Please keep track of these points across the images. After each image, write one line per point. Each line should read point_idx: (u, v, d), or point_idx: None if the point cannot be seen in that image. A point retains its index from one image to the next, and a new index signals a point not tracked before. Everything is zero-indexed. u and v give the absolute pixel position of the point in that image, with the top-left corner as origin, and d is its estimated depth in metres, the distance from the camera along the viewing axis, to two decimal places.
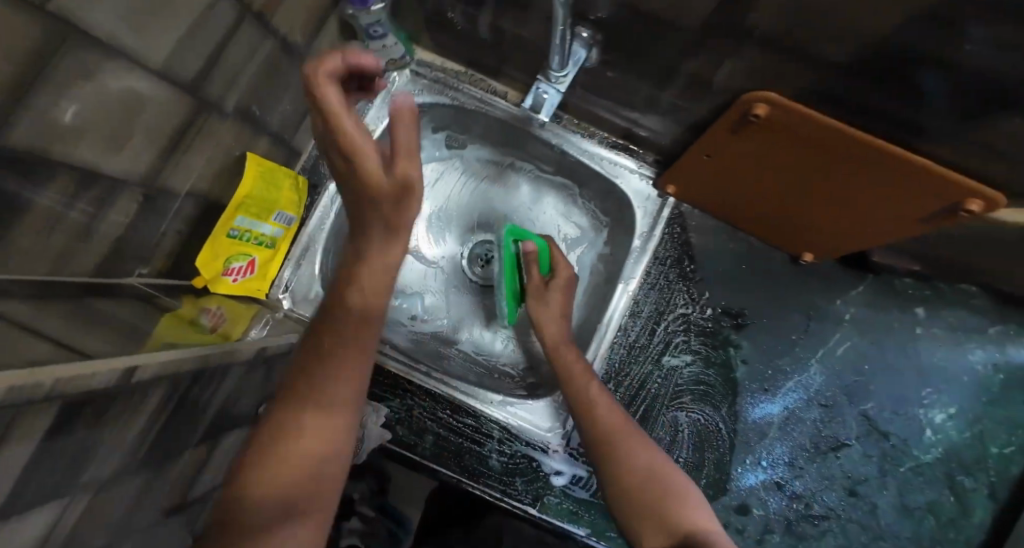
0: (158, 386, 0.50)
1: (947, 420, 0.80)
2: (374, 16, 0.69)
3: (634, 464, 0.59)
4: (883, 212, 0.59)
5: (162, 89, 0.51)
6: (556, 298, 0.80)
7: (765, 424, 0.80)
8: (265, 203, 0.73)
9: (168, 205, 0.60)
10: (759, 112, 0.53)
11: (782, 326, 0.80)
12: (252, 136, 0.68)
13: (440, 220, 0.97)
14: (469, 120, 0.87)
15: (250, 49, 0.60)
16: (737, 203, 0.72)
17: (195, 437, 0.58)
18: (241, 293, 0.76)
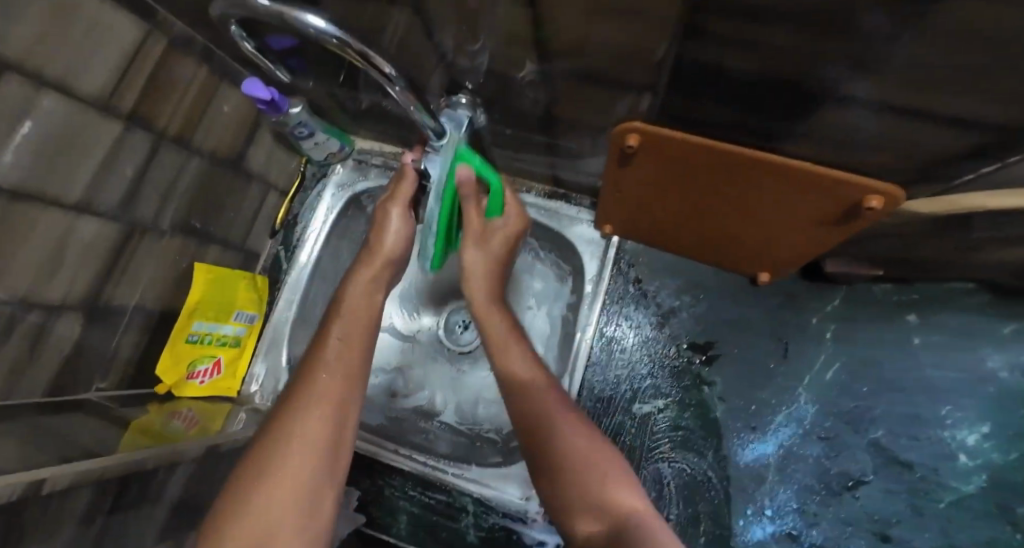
0: (86, 494, 0.53)
1: (982, 441, 0.69)
2: (294, 119, 0.74)
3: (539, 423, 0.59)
4: (799, 222, 0.54)
5: (86, 221, 0.58)
6: (501, 242, 0.66)
7: (761, 467, 0.71)
8: (220, 306, 0.78)
9: (115, 321, 0.66)
10: (630, 143, 0.52)
11: (756, 354, 0.73)
12: (198, 246, 0.75)
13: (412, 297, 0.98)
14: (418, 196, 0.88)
15: (175, 172, 0.67)
16: (669, 233, 0.69)
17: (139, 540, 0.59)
18: (209, 394, 0.80)
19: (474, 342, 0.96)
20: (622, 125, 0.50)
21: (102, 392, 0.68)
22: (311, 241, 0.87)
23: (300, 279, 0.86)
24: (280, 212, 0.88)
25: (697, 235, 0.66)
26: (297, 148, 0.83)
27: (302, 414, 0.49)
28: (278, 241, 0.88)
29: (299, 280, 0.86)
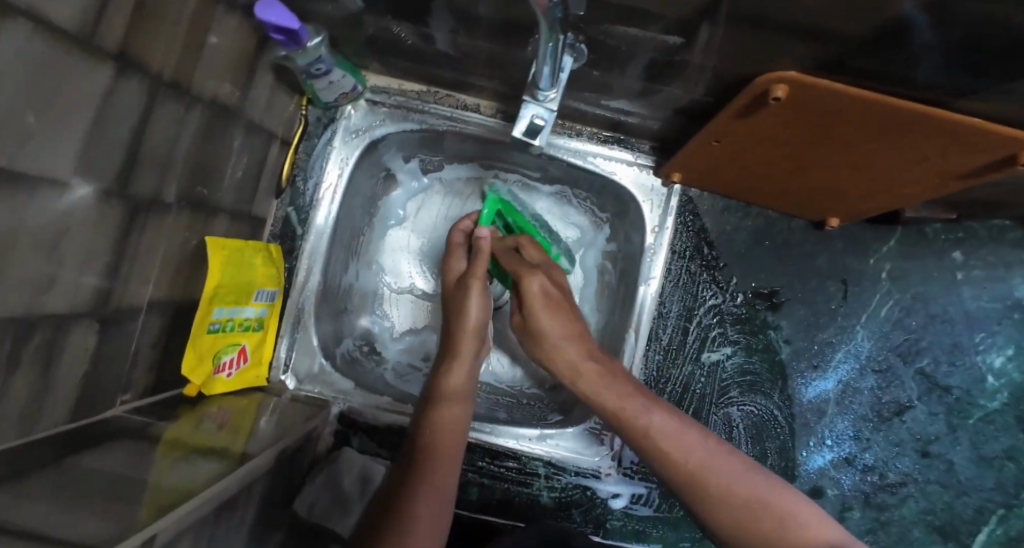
0: (182, 542, 0.43)
1: (1006, 363, 0.75)
2: (312, 53, 0.59)
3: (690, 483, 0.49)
4: (918, 173, 0.54)
5: (91, 204, 0.43)
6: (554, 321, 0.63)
7: (822, 402, 0.75)
8: (240, 285, 0.66)
9: (128, 329, 0.53)
10: (781, 93, 0.46)
11: (819, 297, 0.73)
12: (207, 221, 0.60)
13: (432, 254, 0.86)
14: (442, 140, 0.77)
15: (180, 124, 0.51)
16: (749, 180, 0.66)
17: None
18: (239, 386, 0.70)
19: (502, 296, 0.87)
20: (776, 75, 0.45)
21: (126, 405, 0.57)
22: (330, 200, 0.73)
23: (321, 246, 0.74)
24: (284, 167, 0.72)
25: (782, 184, 0.64)
26: (304, 87, 0.67)
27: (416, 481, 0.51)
28: (286, 200, 0.73)
29: (319, 247, 0.74)
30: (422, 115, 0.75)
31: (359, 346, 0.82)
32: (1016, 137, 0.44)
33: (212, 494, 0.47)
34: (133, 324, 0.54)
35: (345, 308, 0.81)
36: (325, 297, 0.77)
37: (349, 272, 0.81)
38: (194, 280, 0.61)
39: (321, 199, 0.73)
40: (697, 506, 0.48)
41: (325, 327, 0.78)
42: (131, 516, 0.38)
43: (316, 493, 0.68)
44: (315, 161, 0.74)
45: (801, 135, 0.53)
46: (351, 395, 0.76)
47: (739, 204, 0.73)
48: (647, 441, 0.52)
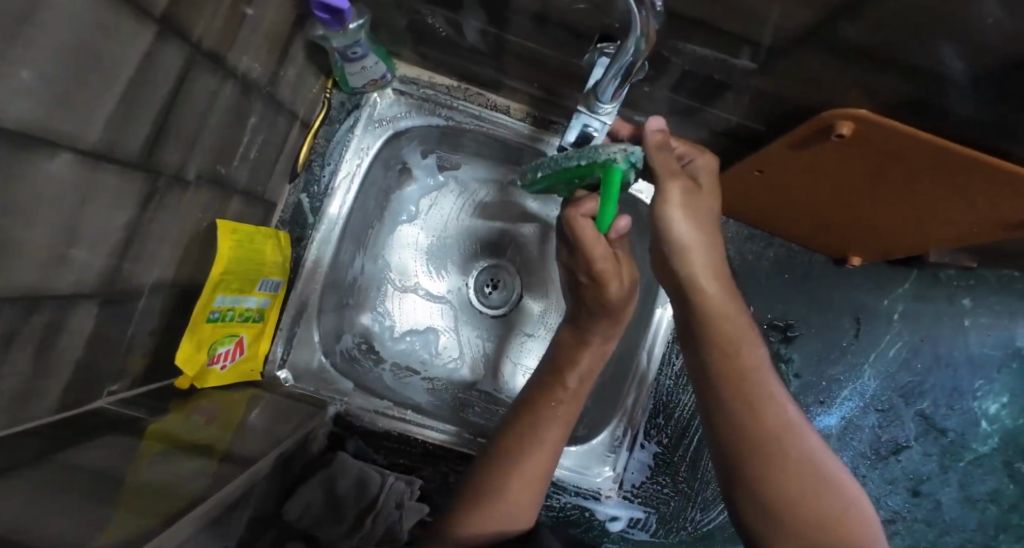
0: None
1: (1000, 409, 0.77)
2: (351, 36, 0.57)
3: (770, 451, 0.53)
4: (960, 217, 0.54)
5: (108, 174, 0.39)
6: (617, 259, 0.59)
7: (825, 437, 0.75)
8: (246, 274, 0.61)
9: (130, 313, 0.49)
10: (845, 130, 0.46)
11: (832, 332, 0.74)
12: (221, 201, 0.56)
13: (437, 253, 0.83)
14: (466, 138, 0.74)
15: (207, 98, 0.47)
16: (783, 210, 0.66)
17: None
18: (233, 379, 0.65)
19: (506, 304, 0.84)
20: (843, 110, 0.45)
21: (114, 397, 0.51)
22: (347, 189, 0.69)
23: (332, 237, 0.70)
24: (302, 150, 0.68)
25: (816, 217, 0.64)
26: (335, 69, 0.64)
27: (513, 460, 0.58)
28: (299, 186, 0.69)
29: (331, 237, 0.70)
30: (450, 110, 0.71)
31: (358, 344, 0.78)
32: None
33: (214, 500, 0.43)
34: (135, 307, 0.49)
35: (347, 303, 0.77)
36: (331, 291, 0.73)
37: (354, 266, 0.77)
38: (200, 264, 0.56)
39: (338, 188, 0.70)
40: (760, 475, 0.53)
41: (327, 322, 0.73)
42: (135, 520, 0.35)
43: (311, 496, 0.63)
44: (334, 146, 0.70)
45: (852, 171, 0.52)
46: (352, 396, 0.72)
47: (763, 233, 0.73)
48: (742, 395, 0.55)
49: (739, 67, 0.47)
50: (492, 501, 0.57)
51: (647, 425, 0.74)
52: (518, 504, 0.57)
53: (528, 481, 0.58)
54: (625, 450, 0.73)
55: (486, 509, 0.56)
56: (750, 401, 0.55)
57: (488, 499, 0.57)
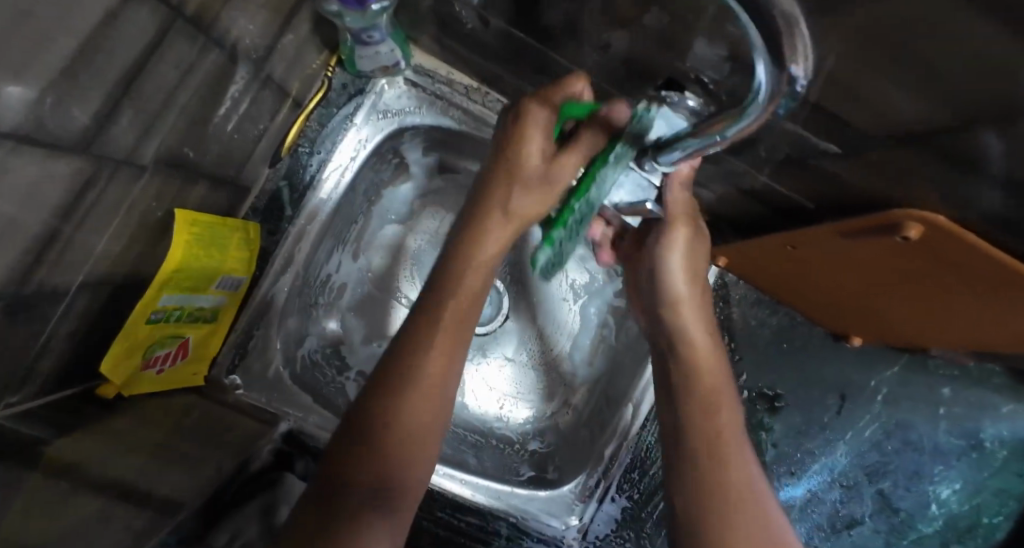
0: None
1: (951, 494, 0.79)
2: (369, 19, 0.48)
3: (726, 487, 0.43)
4: (989, 329, 0.51)
5: (31, 163, 0.30)
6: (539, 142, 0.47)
7: (788, 507, 0.74)
8: (201, 270, 0.52)
9: (48, 317, 0.40)
10: (912, 233, 0.40)
11: (816, 407, 0.73)
12: (182, 187, 0.47)
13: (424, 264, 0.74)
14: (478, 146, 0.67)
15: (179, 70, 0.38)
16: (800, 285, 0.62)
17: None
18: (170, 385, 0.56)
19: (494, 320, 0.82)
20: (913, 212, 0.39)
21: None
22: (335, 183, 0.61)
23: (309, 233, 0.62)
24: (289, 132, 0.59)
25: (834, 298, 0.61)
26: (343, 47, 0.55)
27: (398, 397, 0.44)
28: (280, 172, 0.60)
29: (307, 235, 0.61)
30: (463, 112, 0.63)
31: (323, 350, 0.70)
32: None
33: None
34: (57, 308, 0.40)
35: (315, 305, 0.68)
36: (299, 292, 0.64)
37: (331, 263, 0.68)
38: (147, 258, 0.47)
39: (324, 179, 0.61)
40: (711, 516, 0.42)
41: (291, 327, 0.65)
42: None
43: (244, 524, 0.53)
44: (327, 133, 0.61)
45: (897, 267, 0.48)
46: (309, 413, 0.63)
47: (769, 299, 0.70)
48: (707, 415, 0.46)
49: (822, 150, 0.41)
50: (370, 455, 0.42)
51: (620, 478, 0.71)
52: (413, 464, 0.43)
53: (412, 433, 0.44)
54: (594, 501, 0.70)
55: (354, 456, 0.42)
56: (712, 447, 0.45)
57: (370, 451, 0.42)
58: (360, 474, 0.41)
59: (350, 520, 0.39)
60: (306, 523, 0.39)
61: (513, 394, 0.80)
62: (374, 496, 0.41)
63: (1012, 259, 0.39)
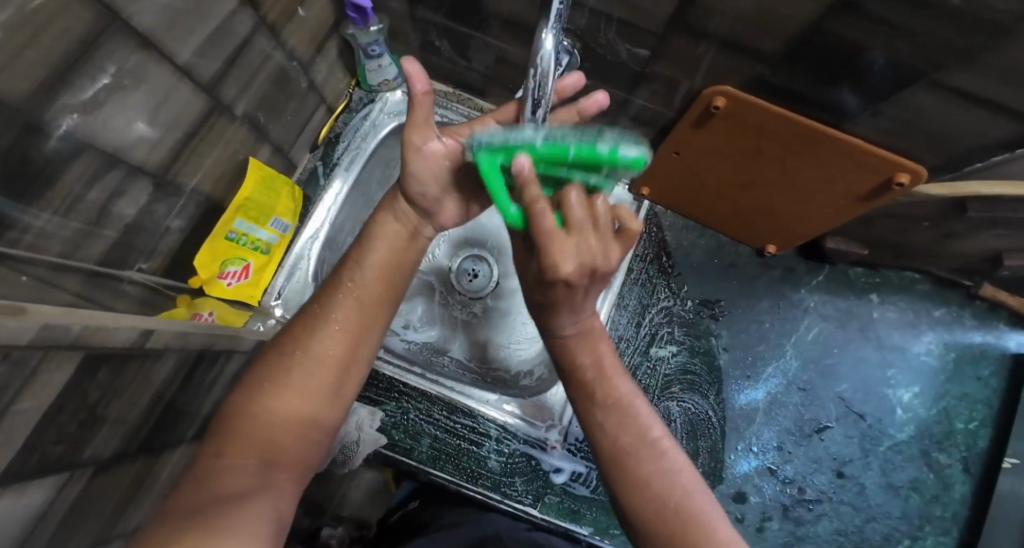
0: (171, 357, 0.52)
1: (913, 398, 0.85)
2: (372, 36, 0.77)
3: (612, 449, 0.45)
4: (828, 196, 0.69)
5: (184, 86, 0.56)
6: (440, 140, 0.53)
7: (752, 409, 0.84)
8: (261, 208, 0.76)
9: (172, 208, 0.63)
10: (719, 103, 0.62)
11: (754, 314, 0.86)
12: (255, 145, 0.72)
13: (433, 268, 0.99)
14: None
15: (261, 59, 0.66)
16: (702, 199, 0.81)
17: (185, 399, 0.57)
18: (235, 298, 0.77)
19: (486, 286, 0.99)
20: (717, 89, 0.61)
21: (141, 273, 0.63)
22: (348, 164, 0.86)
23: (335, 202, 0.85)
24: (323, 128, 0.87)
25: (730, 205, 0.80)
26: (358, 67, 0.84)
27: (307, 341, 0.49)
28: (317, 155, 0.87)
29: (334, 201, 0.85)
30: (442, 108, 0.89)
31: None
32: (893, 160, 0.59)
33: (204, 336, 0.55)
34: (177, 202, 0.63)
35: None
36: (330, 246, 0.86)
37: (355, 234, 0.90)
38: (229, 189, 0.71)
39: (343, 162, 0.86)
40: (631, 477, 0.44)
41: (324, 271, 0.86)
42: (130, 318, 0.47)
43: None
44: (349, 129, 0.88)
45: (742, 147, 0.68)
46: None
47: (696, 225, 0.89)
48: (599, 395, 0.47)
49: (643, 57, 0.65)
50: (277, 393, 0.46)
51: None
52: (277, 421, 0.45)
53: (336, 353, 0.49)
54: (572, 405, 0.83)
55: (267, 397, 0.46)
56: (620, 458, 0.45)
57: (299, 414, 0.47)
58: (265, 422, 0.45)
59: (246, 426, 0.45)
60: (190, 486, 0.40)
61: (501, 342, 0.96)
62: (264, 449, 0.44)
63: (793, 116, 0.60)
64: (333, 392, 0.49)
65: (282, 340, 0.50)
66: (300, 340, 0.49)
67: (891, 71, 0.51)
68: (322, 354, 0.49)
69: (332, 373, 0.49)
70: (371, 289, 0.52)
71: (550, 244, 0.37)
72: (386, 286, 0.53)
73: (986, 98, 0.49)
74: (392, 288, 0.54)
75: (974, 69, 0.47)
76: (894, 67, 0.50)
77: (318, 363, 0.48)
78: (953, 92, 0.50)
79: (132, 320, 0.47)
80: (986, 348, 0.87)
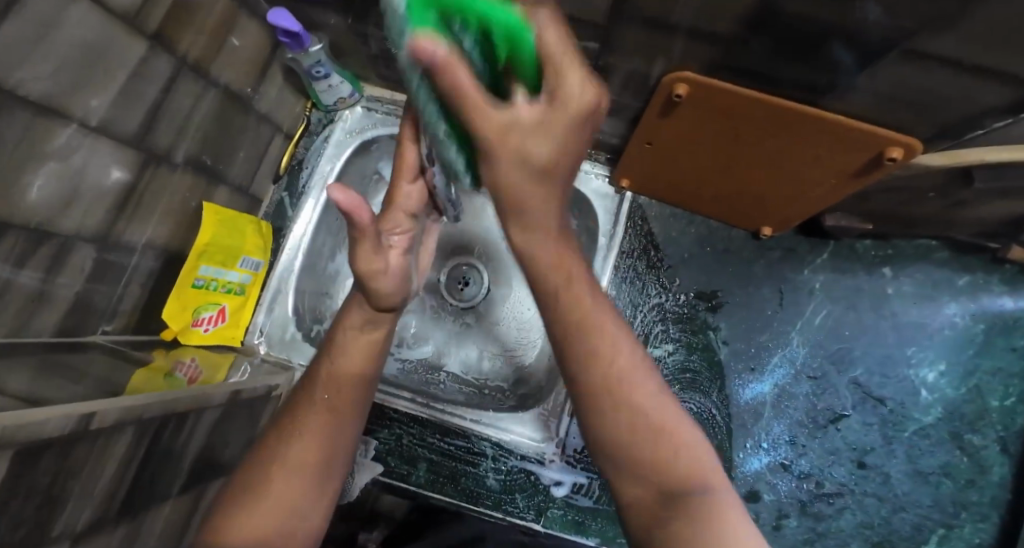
0: (128, 426, 0.52)
1: (940, 378, 0.78)
2: (314, 56, 0.73)
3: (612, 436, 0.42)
4: (819, 175, 0.62)
5: (106, 147, 0.54)
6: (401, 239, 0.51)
7: (759, 403, 0.78)
8: (226, 251, 0.75)
9: (126, 267, 0.63)
10: (681, 91, 0.56)
11: (756, 302, 0.80)
12: (206, 188, 0.71)
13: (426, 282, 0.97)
14: None
15: (192, 102, 0.64)
16: (685, 186, 0.75)
17: (156, 459, 0.58)
18: (216, 343, 0.77)
19: (478, 296, 0.96)
20: (678, 75, 0.55)
21: (107, 336, 0.64)
22: (316, 191, 0.84)
23: (307, 231, 0.84)
24: (285, 157, 0.85)
25: (717, 190, 0.73)
26: (309, 90, 0.81)
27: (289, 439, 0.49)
28: (282, 185, 0.85)
29: (305, 230, 0.84)
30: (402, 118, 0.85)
31: None
32: (883, 135, 0.52)
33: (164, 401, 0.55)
34: (129, 260, 0.63)
35: (326, 292, 0.86)
36: (307, 276, 0.84)
37: (335, 260, 0.88)
38: (187, 237, 0.70)
39: (310, 189, 0.84)
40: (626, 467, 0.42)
41: (305, 302, 0.84)
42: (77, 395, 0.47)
43: None
44: (311, 154, 0.86)
45: (718, 132, 0.61)
46: None
47: (683, 211, 0.82)
48: (598, 378, 0.42)
49: (590, 50, 0.60)
50: (261, 496, 0.46)
51: None
52: (260, 524, 0.45)
53: (315, 433, 0.49)
54: (566, 415, 0.81)
55: (251, 503, 0.46)
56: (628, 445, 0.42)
57: (285, 515, 0.46)
58: (247, 525, 0.45)
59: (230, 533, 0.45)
60: None
61: (496, 351, 0.92)
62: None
63: (764, 96, 0.54)
64: (317, 489, 0.49)
65: (268, 436, 0.50)
66: (283, 437, 0.49)
67: (857, 39, 0.44)
68: (302, 452, 0.48)
69: (316, 472, 0.48)
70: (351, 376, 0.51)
71: (566, 60, 0.33)
72: (366, 370, 0.52)
73: (974, 57, 0.41)
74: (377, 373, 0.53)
75: (950, 28, 0.39)
76: (858, 36, 0.44)
77: (302, 462, 0.48)
78: (930, 55, 0.43)
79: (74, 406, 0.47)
80: (1020, 314, 0.79)
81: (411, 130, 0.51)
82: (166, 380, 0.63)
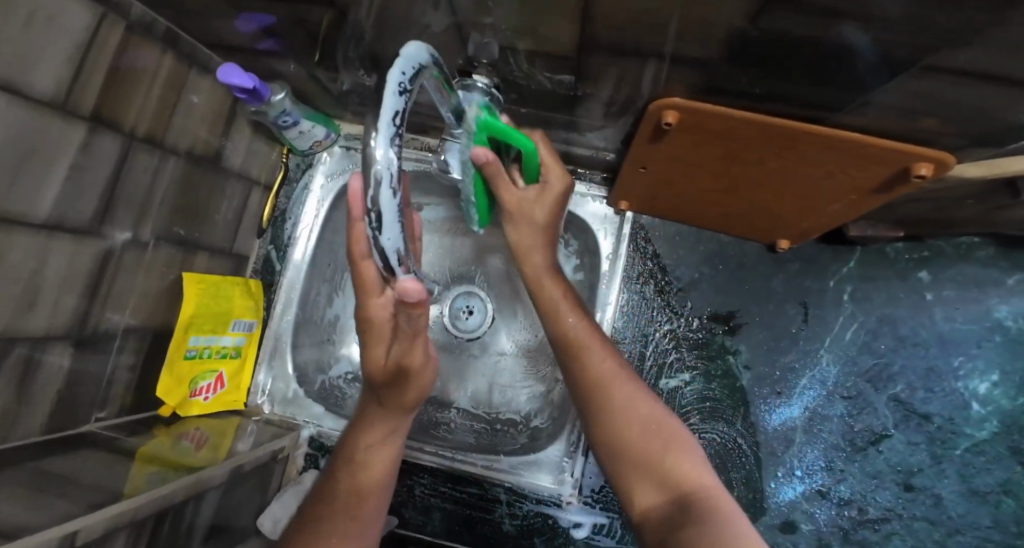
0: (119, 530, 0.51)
1: (992, 389, 0.71)
2: (279, 106, 0.68)
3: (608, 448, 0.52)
4: (837, 191, 0.55)
5: (65, 243, 0.52)
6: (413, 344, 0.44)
7: (789, 430, 0.72)
8: (216, 317, 0.74)
9: (109, 353, 0.61)
10: (671, 119, 0.50)
11: (778, 320, 0.73)
12: (184, 257, 0.69)
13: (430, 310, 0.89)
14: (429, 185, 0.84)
15: (153, 175, 0.61)
16: (690, 206, 0.69)
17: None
18: (218, 409, 0.76)
19: (482, 327, 0.87)
20: (664, 102, 0.49)
21: (102, 422, 0.63)
22: (304, 239, 0.80)
23: (297, 282, 0.81)
24: (266, 209, 0.83)
25: (725, 209, 0.67)
26: (281, 138, 0.77)
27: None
28: (267, 240, 0.84)
29: (296, 281, 0.81)
30: None
31: (347, 375, 0.82)
32: (905, 151, 0.45)
33: (155, 496, 0.54)
34: (111, 346, 0.61)
35: (328, 340, 0.82)
36: (305, 328, 0.82)
37: (333, 304, 0.83)
38: (171, 310, 0.69)
39: (297, 239, 0.81)
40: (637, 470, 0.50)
41: (304, 354, 0.81)
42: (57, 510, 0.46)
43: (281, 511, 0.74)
44: (294, 203, 0.84)
45: (718, 154, 0.55)
46: (323, 421, 0.80)
47: (690, 227, 0.76)
48: (597, 386, 0.54)
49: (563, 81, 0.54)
50: None
51: None
52: None
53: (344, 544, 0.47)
54: (581, 456, 0.76)
55: None
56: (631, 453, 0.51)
57: None
58: None
59: None
60: None
61: (506, 383, 0.83)
62: None
63: (766, 117, 0.47)
64: None
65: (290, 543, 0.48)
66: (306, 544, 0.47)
67: (861, 57, 0.37)
68: None
69: None
70: (370, 475, 0.49)
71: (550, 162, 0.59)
72: (381, 490, 0.50)
73: (1008, 70, 0.34)
74: (395, 469, 0.51)
75: (979, 39, 0.32)
76: (865, 52, 0.37)
77: None
78: (957, 68, 0.35)
79: (55, 527, 0.43)
80: None
81: (364, 247, 0.41)
82: (166, 460, 0.62)
